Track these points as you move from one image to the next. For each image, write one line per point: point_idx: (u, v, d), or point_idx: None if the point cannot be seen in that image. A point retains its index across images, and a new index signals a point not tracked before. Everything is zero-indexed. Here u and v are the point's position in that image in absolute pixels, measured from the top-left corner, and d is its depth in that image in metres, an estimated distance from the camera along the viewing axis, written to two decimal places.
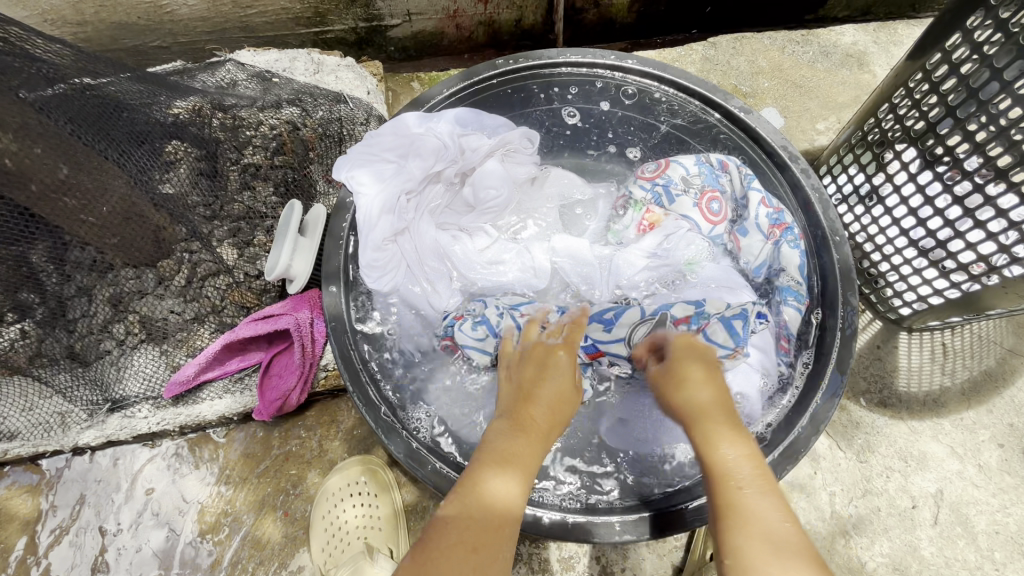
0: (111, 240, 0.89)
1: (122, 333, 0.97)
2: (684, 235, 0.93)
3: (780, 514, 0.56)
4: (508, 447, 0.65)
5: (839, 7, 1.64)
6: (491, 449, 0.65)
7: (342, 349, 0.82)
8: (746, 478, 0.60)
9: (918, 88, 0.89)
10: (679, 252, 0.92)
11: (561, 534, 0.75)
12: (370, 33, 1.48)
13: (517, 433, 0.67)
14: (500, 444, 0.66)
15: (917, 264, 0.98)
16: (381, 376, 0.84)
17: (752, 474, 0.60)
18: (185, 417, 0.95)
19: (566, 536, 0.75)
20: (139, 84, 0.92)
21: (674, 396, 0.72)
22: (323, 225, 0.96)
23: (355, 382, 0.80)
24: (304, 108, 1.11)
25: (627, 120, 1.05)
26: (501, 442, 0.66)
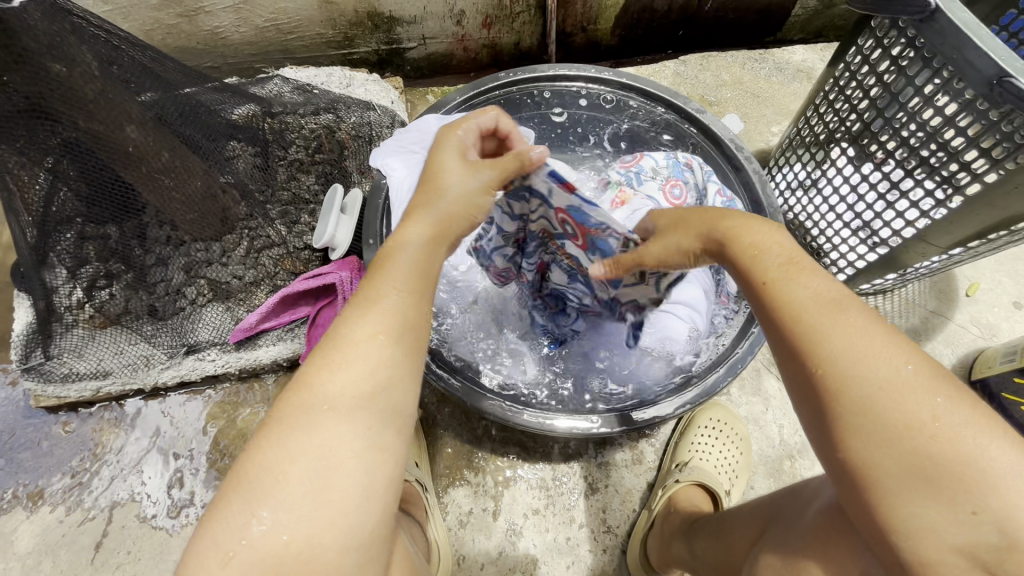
0: (189, 215, 1.11)
1: (194, 294, 1.18)
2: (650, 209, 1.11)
3: (846, 308, 0.58)
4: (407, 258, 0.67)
5: (796, 29, 1.89)
6: (391, 261, 0.66)
7: None
8: (801, 282, 0.61)
9: (832, 94, 1.13)
10: None
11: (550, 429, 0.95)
12: (390, 55, 1.73)
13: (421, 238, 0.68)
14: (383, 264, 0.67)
15: (846, 236, 1.21)
16: None
17: (792, 271, 0.62)
18: (246, 360, 1.15)
19: (553, 430, 0.95)
20: (218, 93, 1.15)
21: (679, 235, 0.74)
22: (360, 206, 1.18)
23: None
24: (338, 115, 1.35)
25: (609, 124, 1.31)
26: (408, 261, 0.66)
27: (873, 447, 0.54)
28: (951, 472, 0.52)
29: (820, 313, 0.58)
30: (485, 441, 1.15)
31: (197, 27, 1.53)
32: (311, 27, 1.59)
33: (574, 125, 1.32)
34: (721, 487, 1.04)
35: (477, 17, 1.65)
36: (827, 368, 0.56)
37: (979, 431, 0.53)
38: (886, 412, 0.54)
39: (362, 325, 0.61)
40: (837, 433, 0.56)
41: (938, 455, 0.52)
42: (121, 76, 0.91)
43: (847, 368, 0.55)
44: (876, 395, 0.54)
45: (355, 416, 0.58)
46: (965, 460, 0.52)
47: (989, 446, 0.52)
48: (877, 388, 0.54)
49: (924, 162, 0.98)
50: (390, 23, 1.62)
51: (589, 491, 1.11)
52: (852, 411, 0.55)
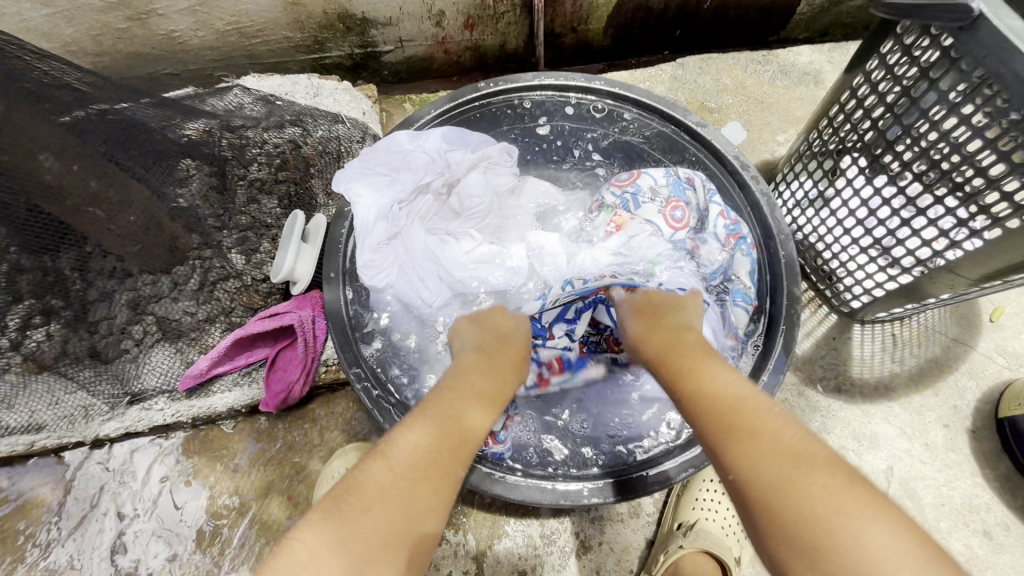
0: (132, 248, 0.99)
1: (140, 334, 1.06)
2: (647, 237, 1.03)
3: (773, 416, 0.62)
4: (416, 437, 0.67)
5: (800, 28, 1.77)
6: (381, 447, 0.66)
7: (342, 341, 0.91)
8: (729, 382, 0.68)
9: (848, 104, 1.01)
10: (641, 252, 1.02)
11: (537, 497, 0.83)
12: (366, 59, 1.60)
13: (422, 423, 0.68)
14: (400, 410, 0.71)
15: (863, 260, 1.09)
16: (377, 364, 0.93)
17: (702, 375, 0.69)
18: (199, 409, 1.03)
19: (542, 500, 0.83)
20: (159, 109, 1.02)
21: (647, 338, 0.80)
22: (323, 232, 1.06)
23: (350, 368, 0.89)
24: (305, 128, 1.22)
25: (599, 134, 1.18)
26: (406, 444, 0.66)
27: (777, 536, 0.54)
28: (839, 545, 0.50)
29: (751, 420, 0.62)
30: (466, 495, 1.04)
31: (151, 31, 1.39)
32: (278, 30, 1.46)
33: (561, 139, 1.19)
34: (728, 553, 0.93)
35: (458, 18, 1.52)
36: (733, 460, 0.60)
37: (905, 550, 0.49)
38: (784, 494, 0.55)
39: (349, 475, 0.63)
40: (766, 539, 0.55)
41: (833, 530, 0.51)
42: (31, 93, 0.78)
43: (745, 464, 0.59)
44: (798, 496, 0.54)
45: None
46: (858, 552, 0.49)
47: (901, 545, 0.49)
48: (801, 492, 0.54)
49: (956, 187, 0.86)
50: (363, 25, 1.49)
51: (582, 551, 1.00)
52: (760, 506, 0.56)
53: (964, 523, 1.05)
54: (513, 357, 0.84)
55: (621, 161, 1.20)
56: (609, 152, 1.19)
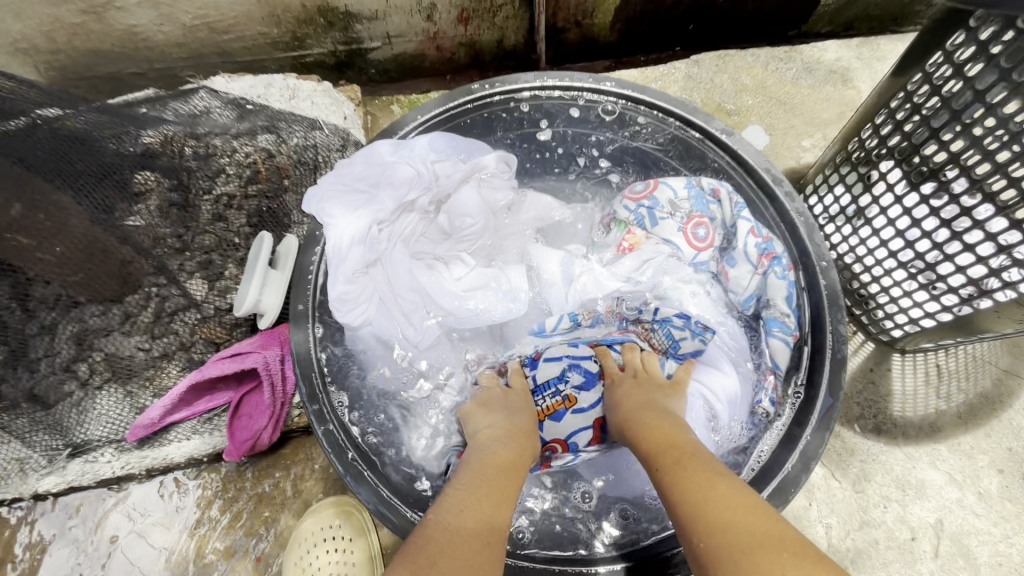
0: (73, 277, 0.86)
1: (86, 373, 0.92)
2: (665, 259, 0.91)
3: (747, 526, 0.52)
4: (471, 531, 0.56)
5: (823, 21, 1.63)
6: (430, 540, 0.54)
7: (312, 395, 0.80)
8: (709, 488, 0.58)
9: (900, 108, 0.87)
10: (655, 278, 0.91)
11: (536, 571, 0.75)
12: (350, 56, 1.46)
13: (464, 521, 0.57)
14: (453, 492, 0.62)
15: (908, 286, 0.96)
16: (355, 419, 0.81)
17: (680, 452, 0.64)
18: (152, 460, 0.91)
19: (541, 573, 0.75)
20: (102, 116, 0.90)
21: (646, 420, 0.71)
22: (294, 256, 0.93)
23: (324, 429, 0.78)
24: (279, 135, 1.09)
25: (603, 138, 1.03)
26: (472, 528, 0.56)
27: None
28: None
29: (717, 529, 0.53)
30: None
31: (109, 26, 1.26)
32: (251, 25, 1.32)
33: (566, 146, 1.04)
34: None
35: (451, 11, 1.38)
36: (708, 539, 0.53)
37: None
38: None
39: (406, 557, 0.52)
40: None
41: None
42: None
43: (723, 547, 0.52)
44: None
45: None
46: None
47: None
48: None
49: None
50: (346, 19, 1.35)
51: None
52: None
53: None
54: (523, 427, 0.75)
55: (636, 173, 1.03)
56: (619, 158, 1.04)
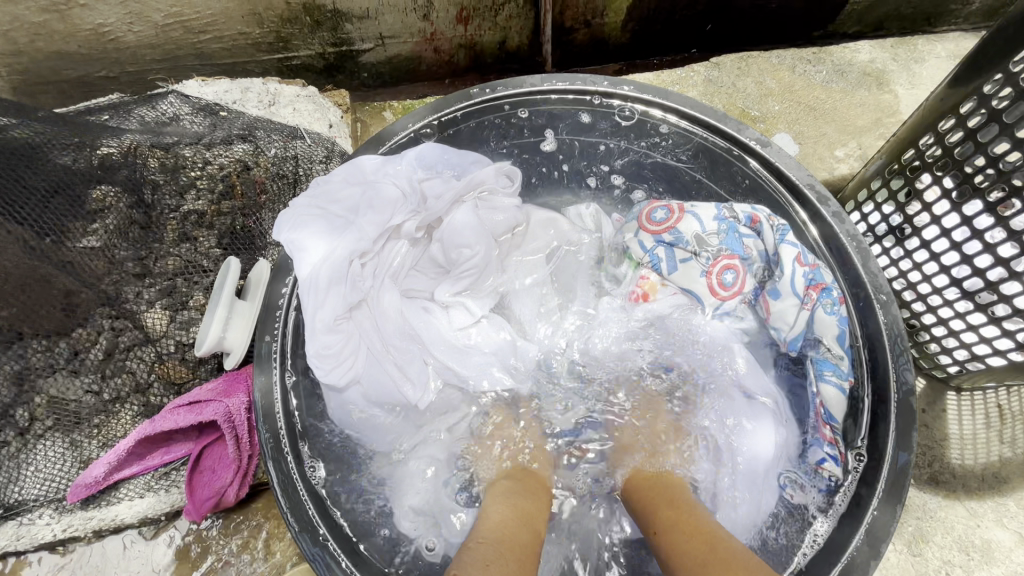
0: (7, 309, 0.76)
1: (26, 419, 0.80)
2: (685, 312, 0.78)
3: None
4: None
5: (851, 21, 1.51)
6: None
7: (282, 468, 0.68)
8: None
9: (972, 114, 0.75)
10: (678, 326, 0.78)
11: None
12: (340, 59, 1.35)
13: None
14: (468, 556, 0.55)
15: (973, 318, 0.84)
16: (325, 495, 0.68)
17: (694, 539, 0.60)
18: (97, 522, 0.78)
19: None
20: (54, 125, 0.82)
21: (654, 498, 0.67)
22: (266, 284, 0.81)
23: (293, 507, 0.67)
24: (257, 144, 0.98)
25: (616, 147, 0.90)
26: None
27: None
28: None
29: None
30: None
31: (73, 25, 1.15)
32: (230, 25, 1.21)
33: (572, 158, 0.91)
34: None
35: (449, 10, 1.27)
36: None
37: None
38: None
39: None
40: None
41: None
42: None
43: None
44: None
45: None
46: None
47: None
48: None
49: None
50: (334, 18, 1.24)
51: None
52: None
53: None
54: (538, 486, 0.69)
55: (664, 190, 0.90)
56: (636, 174, 0.91)
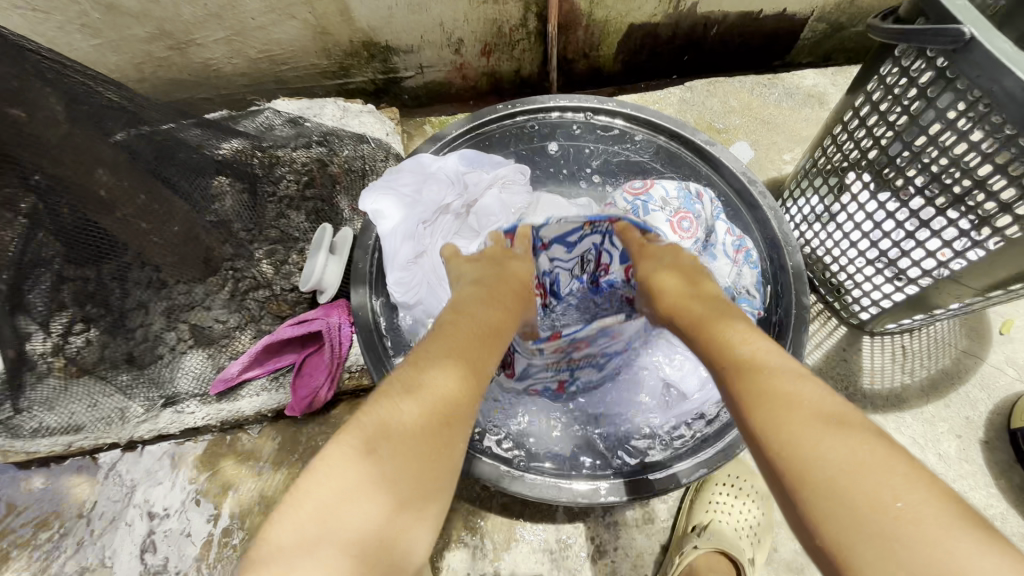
0: (170, 258, 1.03)
1: (174, 340, 1.11)
2: None
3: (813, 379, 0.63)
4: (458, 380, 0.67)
5: (805, 53, 1.83)
6: (423, 386, 0.63)
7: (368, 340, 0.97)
8: (748, 351, 0.67)
9: (851, 123, 1.05)
10: None
11: (572, 500, 0.88)
12: (387, 84, 1.69)
13: (451, 371, 0.65)
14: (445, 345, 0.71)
15: (869, 272, 1.13)
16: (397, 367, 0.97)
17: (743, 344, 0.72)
18: (228, 412, 1.11)
19: (574, 502, 0.88)
20: (199, 128, 1.09)
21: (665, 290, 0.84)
22: (349, 245, 1.12)
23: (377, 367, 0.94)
24: (331, 147, 1.30)
25: (596, 150, 1.22)
26: (440, 388, 0.64)
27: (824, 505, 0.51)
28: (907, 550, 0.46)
29: (772, 376, 0.63)
30: (484, 500, 1.06)
31: (188, 60, 1.49)
32: (306, 57, 1.55)
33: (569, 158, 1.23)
34: (742, 552, 0.95)
35: (476, 45, 1.60)
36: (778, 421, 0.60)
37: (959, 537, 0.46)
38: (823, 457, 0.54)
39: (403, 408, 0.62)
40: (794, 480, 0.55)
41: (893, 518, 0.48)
42: (90, 115, 0.84)
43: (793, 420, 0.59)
44: (837, 474, 0.52)
45: (319, 547, 0.51)
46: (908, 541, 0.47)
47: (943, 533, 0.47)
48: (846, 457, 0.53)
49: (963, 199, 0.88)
50: (386, 52, 1.58)
51: (598, 557, 1.01)
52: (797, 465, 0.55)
53: None
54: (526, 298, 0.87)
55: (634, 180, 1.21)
56: (609, 172, 1.23)
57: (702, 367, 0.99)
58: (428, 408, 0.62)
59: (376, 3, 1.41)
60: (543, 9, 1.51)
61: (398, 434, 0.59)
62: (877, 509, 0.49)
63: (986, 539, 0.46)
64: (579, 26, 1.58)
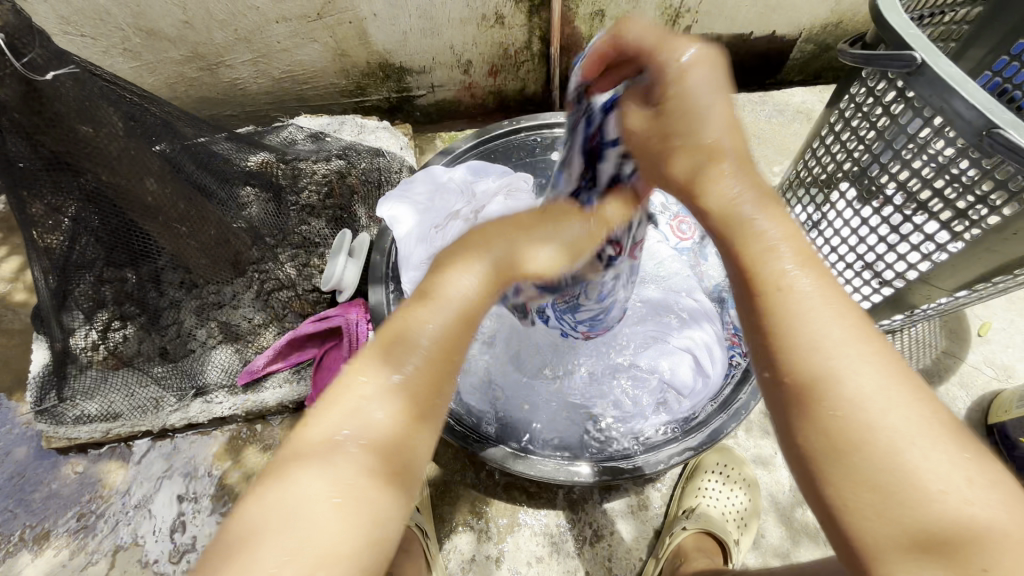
0: (203, 261, 1.13)
1: (205, 336, 1.21)
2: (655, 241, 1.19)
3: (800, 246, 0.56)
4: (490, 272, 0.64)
5: (795, 72, 1.93)
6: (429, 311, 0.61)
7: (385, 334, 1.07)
8: (752, 224, 0.56)
9: (829, 138, 1.14)
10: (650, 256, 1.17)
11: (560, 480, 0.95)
12: (401, 101, 1.80)
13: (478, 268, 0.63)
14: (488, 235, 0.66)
15: (849, 276, 1.21)
16: None
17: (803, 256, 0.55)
18: (251, 403, 1.20)
19: (565, 482, 0.95)
20: (232, 143, 1.19)
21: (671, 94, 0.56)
22: (367, 250, 1.22)
23: None
24: (349, 160, 1.38)
25: None
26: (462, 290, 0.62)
27: (864, 491, 0.49)
28: (942, 523, 0.47)
29: (765, 242, 0.55)
30: (489, 486, 1.13)
31: (218, 79, 1.61)
32: (325, 77, 1.67)
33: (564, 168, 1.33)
34: (727, 534, 1.02)
35: (484, 66, 1.71)
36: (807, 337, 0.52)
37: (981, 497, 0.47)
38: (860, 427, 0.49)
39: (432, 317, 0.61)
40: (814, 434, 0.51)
41: (936, 501, 0.47)
42: (142, 131, 0.94)
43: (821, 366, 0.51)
44: (835, 395, 0.50)
45: (355, 463, 0.57)
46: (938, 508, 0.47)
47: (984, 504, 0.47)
48: (848, 392, 0.50)
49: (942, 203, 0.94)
50: (400, 73, 1.69)
51: (596, 540, 1.08)
52: (822, 412, 0.50)
53: None
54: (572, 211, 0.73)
55: None
56: None
57: (693, 360, 1.05)
58: (485, 274, 0.63)
59: (392, 28, 1.53)
60: (547, 32, 1.62)
61: (423, 348, 0.60)
62: (861, 428, 0.49)
63: (953, 442, 0.49)
64: (580, 48, 1.70)
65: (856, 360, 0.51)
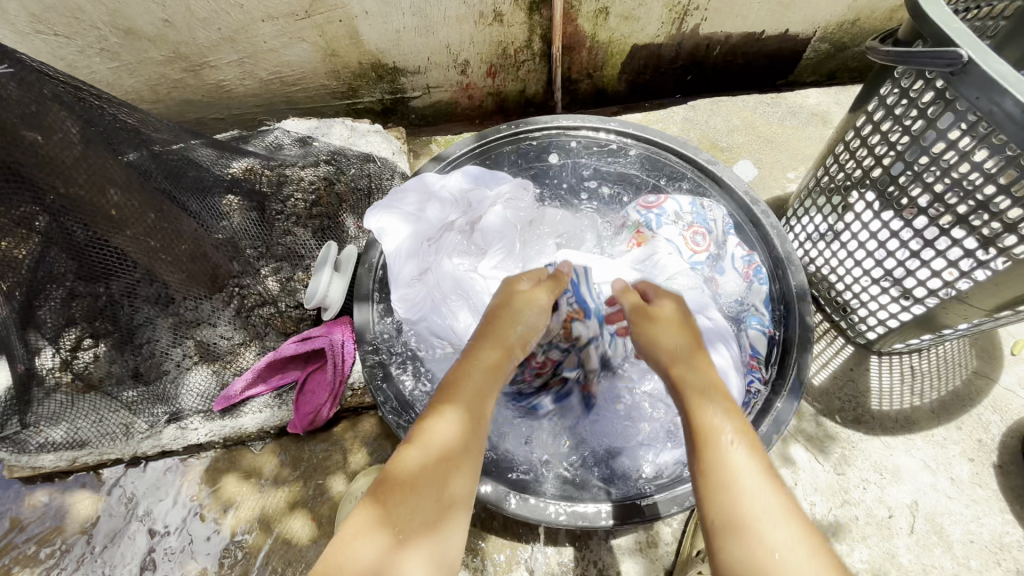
0: (179, 276, 1.04)
1: (180, 356, 1.12)
2: (667, 253, 1.10)
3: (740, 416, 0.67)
4: (477, 388, 0.74)
5: (808, 72, 1.84)
6: (433, 442, 0.68)
7: (370, 360, 1.00)
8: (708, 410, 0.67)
9: (854, 142, 1.05)
10: (661, 270, 1.08)
11: (556, 522, 0.88)
12: (395, 103, 1.72)
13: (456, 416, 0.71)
14: (477, 379, 0.75)
15: (874, 292, 1.11)
16: (402, 386, 1.00)
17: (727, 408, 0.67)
18: (229, 428, 1.12)
19: (562, 524, 0.88)
20: (211, 149, 1.11)
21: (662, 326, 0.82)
22: (353, 263, 1.14)
23: (377, 388, 0.97)
24: (338, 166, 1.30)
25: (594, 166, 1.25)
26: (454, 431, 0.69)
27: None
28: None
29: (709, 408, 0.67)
30: (485, 521, 1.04)
31: (202, 81, 1.53)
32: (316, 79, 1.58)
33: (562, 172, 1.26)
34: None
35: (482, 66, 1.63)
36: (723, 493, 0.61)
37: None
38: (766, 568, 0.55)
39: (445, 428, 0.69)
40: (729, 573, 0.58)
41: None
42: (105, 137, 0.87)
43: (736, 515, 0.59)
44: (755, 539, 0.57)
45: None
46: None
47: None
48: (745, 512, 0.59)
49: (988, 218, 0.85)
50: (393, 73, 1.61)
51: None
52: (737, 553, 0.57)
53: (996, 561, 1.03)
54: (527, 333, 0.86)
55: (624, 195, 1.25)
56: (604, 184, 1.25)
57: None
58: (466, 420, 0.70)
59: (384, 26, 1.45)
60: (548, 31, 1.54)
61: (438, 450, 0.68)
62: (759, 542, 0.57)
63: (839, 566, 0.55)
64: (583, 48, 1.61)
65: (766, 501, 0.59)
